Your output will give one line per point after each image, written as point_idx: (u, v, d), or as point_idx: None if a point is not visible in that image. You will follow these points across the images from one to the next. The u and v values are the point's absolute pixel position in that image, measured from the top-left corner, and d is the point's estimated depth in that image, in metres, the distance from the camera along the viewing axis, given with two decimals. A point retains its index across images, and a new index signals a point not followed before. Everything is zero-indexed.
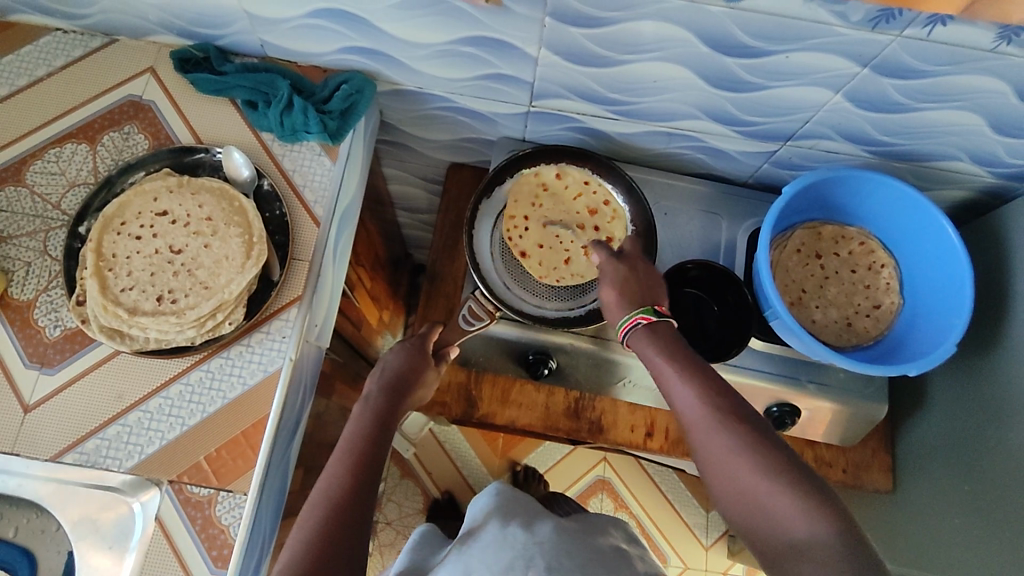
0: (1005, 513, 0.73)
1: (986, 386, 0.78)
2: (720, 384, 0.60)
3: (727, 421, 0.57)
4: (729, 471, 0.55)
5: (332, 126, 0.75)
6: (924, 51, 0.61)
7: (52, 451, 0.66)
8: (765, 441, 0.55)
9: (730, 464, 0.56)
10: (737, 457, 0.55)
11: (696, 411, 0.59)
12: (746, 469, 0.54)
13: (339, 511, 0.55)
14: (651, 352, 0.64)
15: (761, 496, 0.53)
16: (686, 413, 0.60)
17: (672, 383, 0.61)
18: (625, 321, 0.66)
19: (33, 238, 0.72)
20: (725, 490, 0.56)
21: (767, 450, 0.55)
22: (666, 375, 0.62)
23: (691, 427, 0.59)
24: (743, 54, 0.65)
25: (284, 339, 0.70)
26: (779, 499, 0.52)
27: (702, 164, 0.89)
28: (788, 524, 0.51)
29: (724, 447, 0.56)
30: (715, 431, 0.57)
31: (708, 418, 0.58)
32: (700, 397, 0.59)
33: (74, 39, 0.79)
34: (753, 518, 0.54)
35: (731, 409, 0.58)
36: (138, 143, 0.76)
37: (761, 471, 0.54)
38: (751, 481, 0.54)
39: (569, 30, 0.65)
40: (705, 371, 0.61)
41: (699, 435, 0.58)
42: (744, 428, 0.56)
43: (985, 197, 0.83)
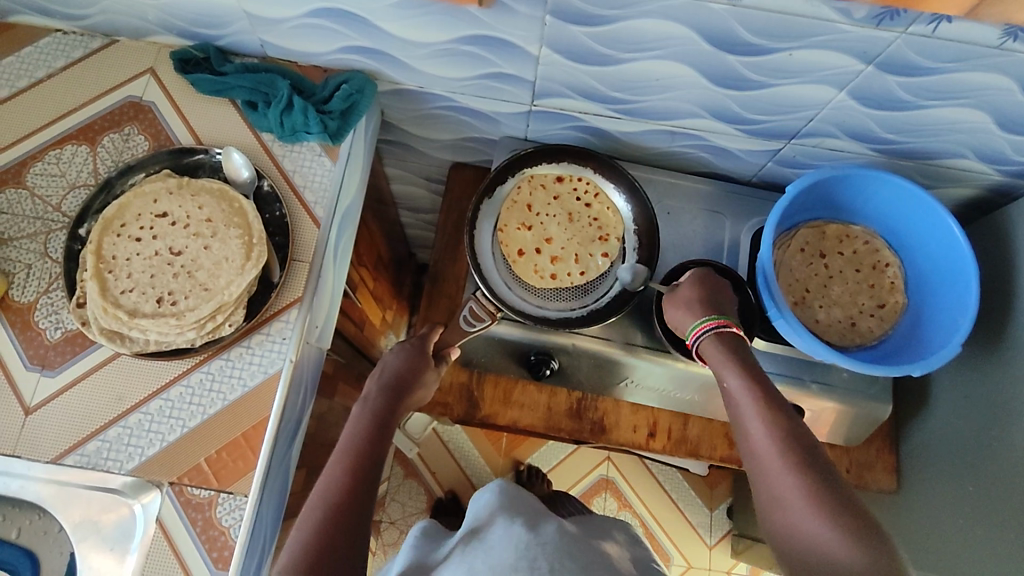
0: (1011, 515, 0.72)
1: (992, 386, 0.77)
2: (791, 419, 0.59)
3: (800, 464, 0.56)
4: (794, 516, 0.54)
5: (332, 126, 0.75)
6: (929, 48, 0.60)
7: (53, 452, 0.66)
8: (835, 489, 0.54)
9: (795, 506, 0.54)
10: (805, 503, 0.54)
11: (764, 443, 0.58)
12: (812, 518, 0.53)
13: (338, 513, 0.54)
14: (728, 376, 0.62)
15: (825, 546, 0.52)
16: (754, 444, 0.59)
17: (744, 411, 0.60)
18: (699, 326, 0.66)
19: (34, 241, 0.72)
20: (785, 535, 0.55)
21: (835, 499, 0.54)
22: (741, 403, 0.61)
23: (756, 464, 0.58)
24: (745, 52, 0.65)
25: (284, 340, 0.70)
26: (842, 549, 0.51)
27: (705, 163, 0.88)
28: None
29: (793, 489, 0.55)
30: (785, 470, 0.56)
31: (780, 461, 0.56)
32: (770, 427, 0.58)
33: (74, 40, 0.78)
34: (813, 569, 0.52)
35: (795, 443, 0.57)
36: (138, 145, 0.76)
37: (827, 520, 0.52)
38: (814, 529, 0.53)
39: (569, 28, 0.65)
40: (778, 404, 0.60)
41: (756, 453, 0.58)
42: (802, 453, 0.56)
43: (992, 195, 0.82)
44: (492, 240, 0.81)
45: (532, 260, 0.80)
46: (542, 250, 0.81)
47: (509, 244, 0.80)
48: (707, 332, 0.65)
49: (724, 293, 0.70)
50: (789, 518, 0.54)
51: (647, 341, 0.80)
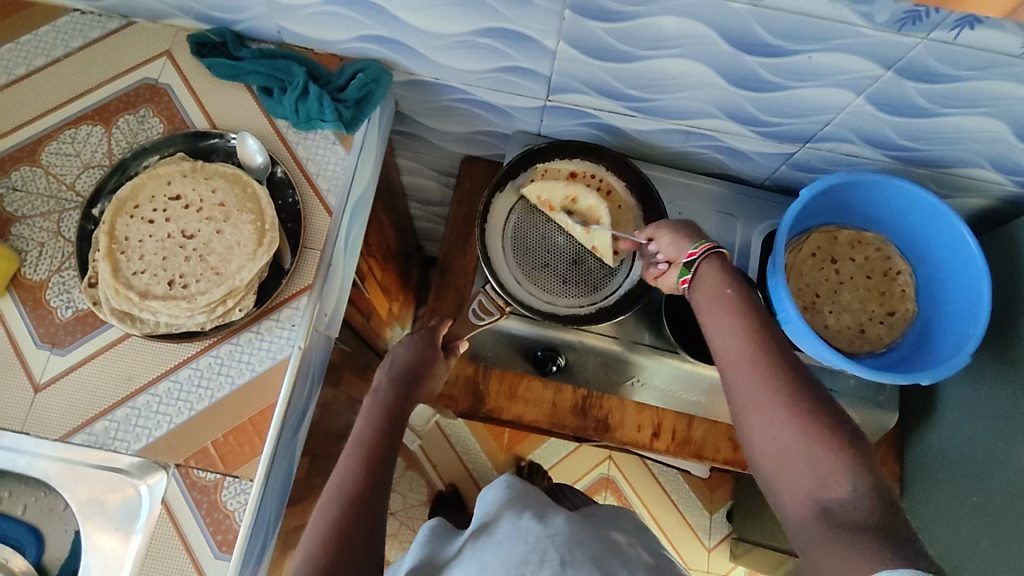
0: (1015, 527, 0.72)
1: (1000, 397, 0.77)
2: (773, 329, 0.56)
3: (781, 374, 0.53)
4: (770, 425, 0.52)
5: (347, 115, 0.75)
6: (951, 55, 0.59)
7: (61, 430, 0.66)
8: (815, 398, 0.52)
9: (772, 416, 0.52)
10: (783, 415, 0.51)
11: (745, 356, 0.55)
12: (791, 429, 0.51)
13: (353, 503, 0.55)
14: (716, 292, 0.59)
15: (805, 456, 0.50)
16: (733, 355, 0.56)
17: (725, 323, 0.57)
18: (700, 246, 0.62)
19: (47, 219, 0.72)
20: (764, 447, 0.52)
21: (814, 407, 0.51)
22: (722, 316, 0.58)
23: (733, 375, 0.55)
24: (765, 53, 0.64)
25: (294, 327, 0.70)
26: (821, 459, 0.49)
27: (718, 164, 0.88)
28: (826, 488, 0.49)
29: (772, 402, 0.52)
30: (765, 382, 0.53)
31: (761, 374, 0.53)
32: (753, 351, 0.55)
33: (92, 20, 0.79)
34: (790, 478, 0.51)
35: (784, 370, 0.53)
36: (153, 127, 0.76)
37: (806, 430, 0.50)
38: (792, 440, 0.51)
39: (588, 24, 0.65)
40: (762, 317, 0.57)
41: (739, 382, 0.55)
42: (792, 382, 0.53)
43: (1005, 205, 0.82)
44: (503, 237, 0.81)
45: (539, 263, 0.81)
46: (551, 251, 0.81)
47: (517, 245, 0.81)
48: (704, 254, 0.61)
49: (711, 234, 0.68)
50: (766, 427, 0.52)
51: (653, 340, 0.81)
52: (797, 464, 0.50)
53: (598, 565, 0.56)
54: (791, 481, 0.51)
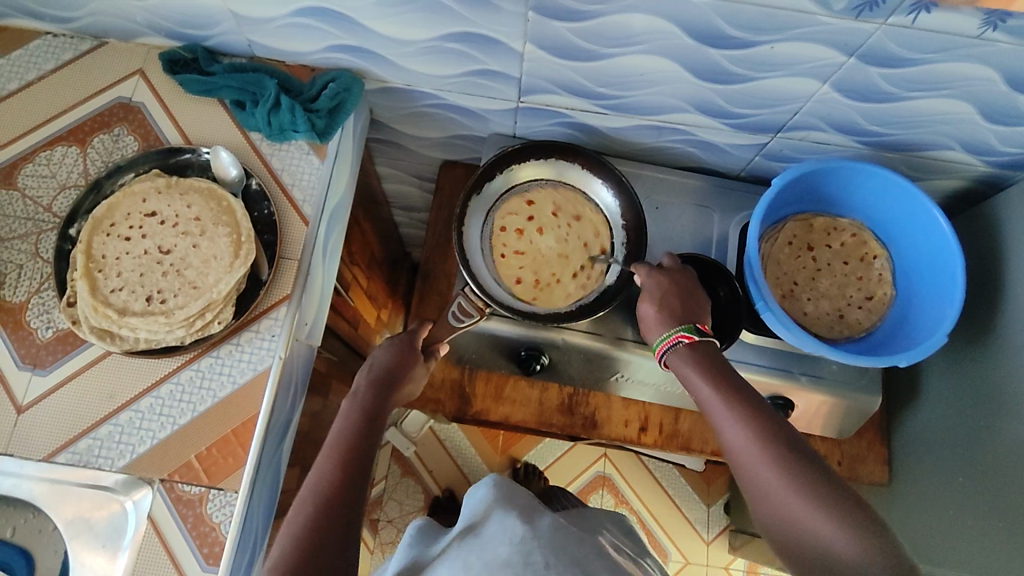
0: (1000, 506, 0.73)
1: (982, 377, 0.78)
2: (761, 409, 0.60)
3: (773, 451, 0.57)
4: (777, 504, 0.56)
5: (319, 125, 0.75)
6: (910, 39, 0.60)
7: (45, 450, 0.66)
8: (814, 470, 0.56)
9: (778, 497, 0.56)
10: (786, 493, 0.55)
11: (738, 438, 0.59)
12: (805, 512, 0.54)
13: (329, 504, 0.55)
14: (693, 377, 0.64)
15: (814, 530, 0.53)
16: (728, 439, 0.60)
17: (714, 410, 0.61)
18: (664, 341, 0.67)
19: (25, 241, 0.73)
20: (774, 524, 0.56)
21: (813, 477, 0.55)
22: (709, 403, 0.62)
23: (735, 451, 0.59)
24: (728, 45, 0.65)
25: (274, 337, 0.71)
26: (830, 531, 0.52)
27: (693, 157, 0.88)
28: (839, 557, 0.52)
29: (775, 482, 0.56)
30: (763, 460, 0.57)
31: (766, 460, 0.57)
32: (744, 425, 0.59)
33: (64, 42, 0.79)
34: (804, 551, 0.54)
35: (774, 439, 0.58)
36: (128, 145, 0.76)
37: (810, 504, 0.54)
38: (798, 515, 0.54)
39: (553, 24, 0.65)
40: (748, 399, 0.61)
41: (743, 461, 0.58)
42: (783, 452, 0.57)
43: (979, 185, 0.83)
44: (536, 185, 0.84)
45: (516, 219, 0.83)
46: (542, 229, 0.83)
47: (533, 195, 0.84)
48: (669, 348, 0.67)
49: (692, 297, 0.70)
50: (772, 505, 0.56)
51: (637, 335, 0.81)
52: (809, 539, 0.54)
53: (581, 568, 0.57)
54: (805, 555, 0.54)
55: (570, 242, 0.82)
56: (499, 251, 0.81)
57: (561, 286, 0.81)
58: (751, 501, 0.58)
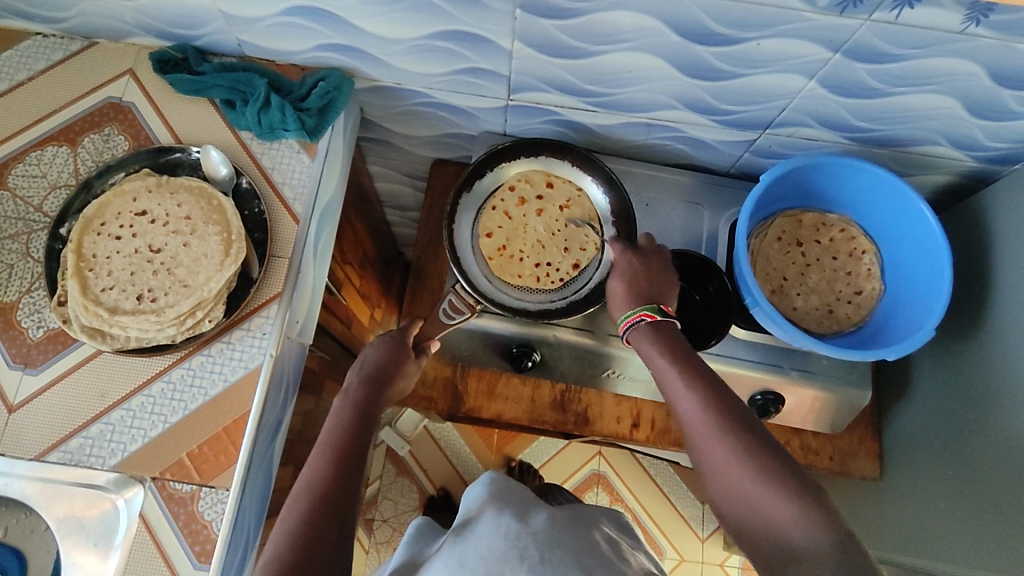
0: (990, 500, 0.73)
1: (971, 371, 0.78)
2: (717, 388, 0.62)
3: (726, 428, 0.58)
4: (728, 479, 0.57)
5: (309, 123, 0.76)
6: (894, 35, 0.61)
7: (37, 450, 0.67)
8: (765, 448, 0.57)
9: (730, 472, 0.57)
10: (736, 468, 0.57)
11: (694, 415, 0.60)
12: (756, 488, 0.55)
13: (321, 502, 0.55)
14: (654, 356, 0.65)
15: (761, 505, 0.55)
16: (684, 416, 0.61)
17: (671, 387, 0.63)
18: (627, 319, 0.69)
19: (15, 241, 0.73)
20: (725, 498, 0.58)
21: (761, 453, 0.57)
22: (666, 380, 0.63)
23: (691, 428, 0.61)
24: (715, 42, 0.65)
25: (265, 335, 0.71)
26: (777, 504, 0.54)
27: (683, 154, 0.89)
28: (783, 530, 0.53)
29: (727, 458, 0.57)
30: (716, 437, 0.58)
31: (720, 438, 0.58)
32: (699, 402, 0.61)
33: (54, 42, 0.79)
34: (751, 524, 0.55)
35: (727, 416, 0.59)
36: (118, 145, 0.77)
37: (760, 480, 0.55)
38: (748, 490, 0.56)
39: (541, 22, 0.65)
40: (705, 377, 0.62)
41: (697, 435, 0.60)
42: (735, 428, 0.58)
43: (967, 180, 0.83)
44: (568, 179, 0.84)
45: (519, 201, 0.83)
46: (546, 211, 0.83)
47: (557, 182, 0.84)
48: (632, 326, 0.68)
49: (660, 280, 0.71)
50: (723, 479, 0.58)
51: None
52: (754, 511, 0.55)
53: (579, 563, 0.57)
54: (751, 528, 0.55)
55: (557, 236, 0.82)
56: (492, 204, 0.83)
57: (520, 264, 0.80)
58: (705, 480, 0.60)
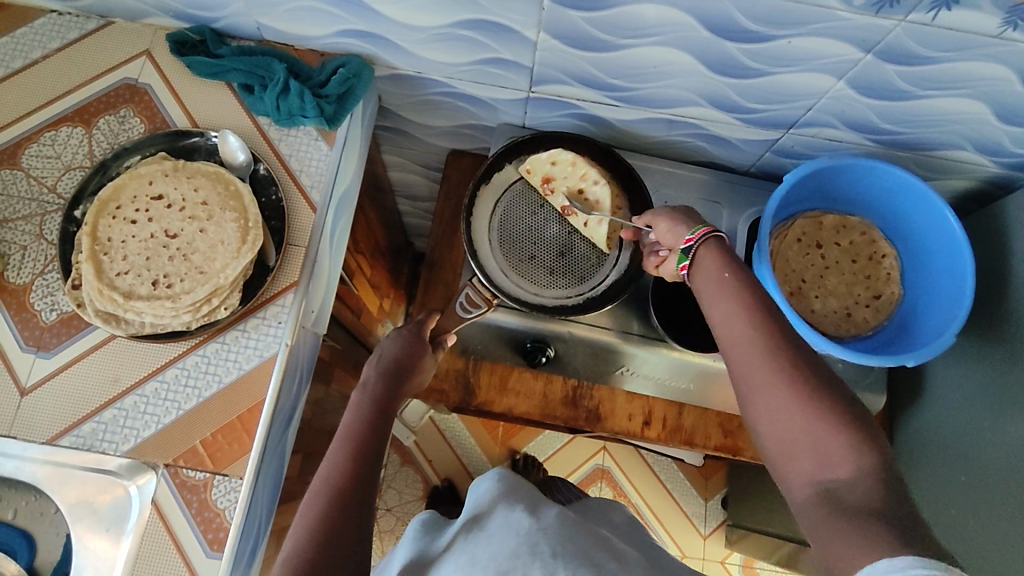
0: (1000, 509, 0.73)
1: (987, 378, 0.78)
2: (777, 313, 0.54)
3: (787, 357, 0.51)
4: (782, 418, 0.49)
5: (328, 110, 0.74)
6: (929, 37, 0.60)
7: (49, 433, 0.66)
8: (827, 385, 0.50)
9: (788, 412, 0.49)
10: (790, 405, 0.49)
11: (751, 341, 0.52)
12: (816, 428, 0.48)
13: (341, 497, 0.55)
14: (721, 275, 0.56)
15: (815, 447, 0.48)
16: (734, 339, 0.53)
17: (725, 306, 0.55)
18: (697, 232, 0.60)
19: (29, 222, 0.72)
20: (771, 434, 0.50)
21: (825, 393, 0.49)
22: (724, 297, 0.55)
23: (743, 357, 0.52)
24: (745, 39, 0.64)
25: (280, 324, 0.70)
26: (831, 446, 0.47)
27: (703, 152, 0.88)
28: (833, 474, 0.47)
29: (782, 391, 0.50)
30: (774, 365, 0.51)
31: (781, 370, 0.50)
32: (759, 329, 0.52)
33: (70, 21, 0.78)
34: (796, 463, 0.49)
35: (790, 348, 0.51)
36: (134, 127, 0.76)
37: (822, 424, 0.48)
38: (805, 433, 0.48)
39: (568, 13, 0.64)
40: (766, 302, 0.54)
41: (749, 365, 0.52)
42: (798, 363, 0.50)
43: (989, 186, 0.83)
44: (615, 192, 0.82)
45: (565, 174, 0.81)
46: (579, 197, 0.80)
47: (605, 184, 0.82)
48: (702, 239, 0.59)
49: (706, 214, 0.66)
50: (777, 413, 0.50)
51: (643, 329, 0.80)
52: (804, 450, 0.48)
53: (591, 561, 0.56)
54: (797, 469, 0.49)
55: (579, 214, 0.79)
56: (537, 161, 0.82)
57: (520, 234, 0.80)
58: (750, 413, 0.52)
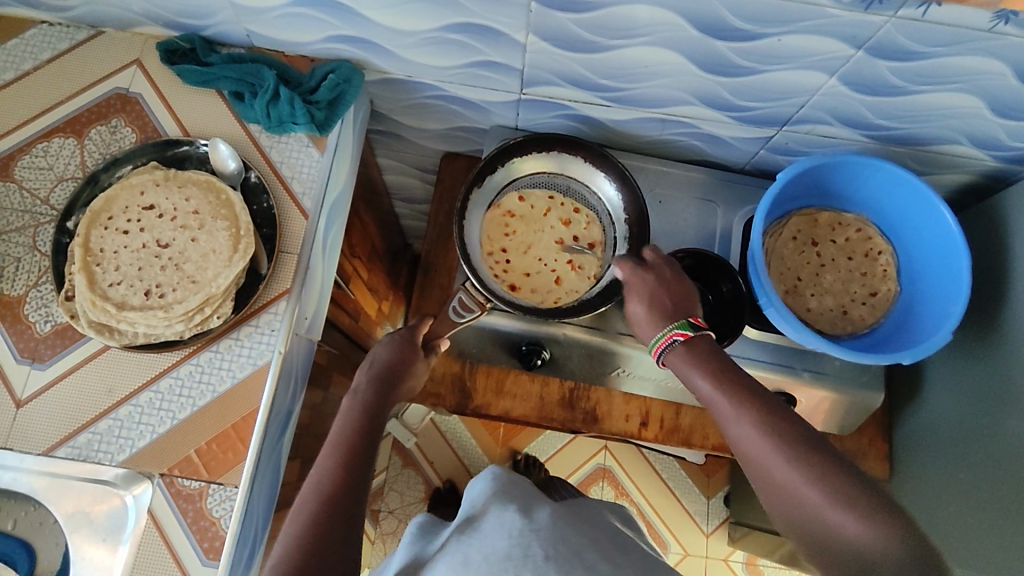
0: (1001, 506, 0.73)
1: (985, 373, 0.77)
2: (762, 394, 0.60)
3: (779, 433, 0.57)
4: (790, 490, 0.54)
5: (319, 117, 0.74)
6: (921, 32, 0.59)
7: (44, 445, 0.67)
8: (818, 450, 0.55)
9: (793, 484, 0.54)
10: (793, 476, 0.54)
11: (744, 428, 0.58)
12: (820, 495, 0.53)
13: (330, 504, 0.55)
14: (697, 374, 0.63)
15: (823, 514, 0.52)
16: (733, 430, 0.60)
17: (720, 399, 0.61)
18: (659, 340, 0.67)
19: (22, 234, 0.72)
20: (788, 509, 0.55)
21: (819, 458, 0.55)
22: (713, 396, 0.62)
23: (743, 441, 0.58)
24: (734, 37, 0.64)
25: (273, 332, 0.70)
26: (834, 506, 0.52)
27: (697, 150, 0.87)
28: (846, 534, 0.51)
29: (785, 467, 0.55)
30: (769, 448, 0.57)
31: (774, 450, 0.56)
32: (746, 413, 0.59)
33: (60, 31, 0.78)
34: (812, 532, 0.53)
35: (777, 424, 0.58)
36: (126, 137, 0.76)
37: (827, 489, 0.53)
38: (817, 501, 0.53)
39: (556, 15, 0.64)
40: (750, 389, 0.61)
41: (749, 449, 0.58)
42: (786, 435, 0.57)
43: (987, 180, 0.82)
44: (608, 193, 0.82)
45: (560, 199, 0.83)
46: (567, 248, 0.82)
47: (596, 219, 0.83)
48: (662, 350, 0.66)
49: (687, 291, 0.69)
50: (787, 487, 0.55)
51: None
52: (813, 519, 0.53)
53: (582, 561, 0.56)
54: (819, 540, 0.53)
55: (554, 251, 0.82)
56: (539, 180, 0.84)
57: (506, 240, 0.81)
58: (763, 492, 0.57)
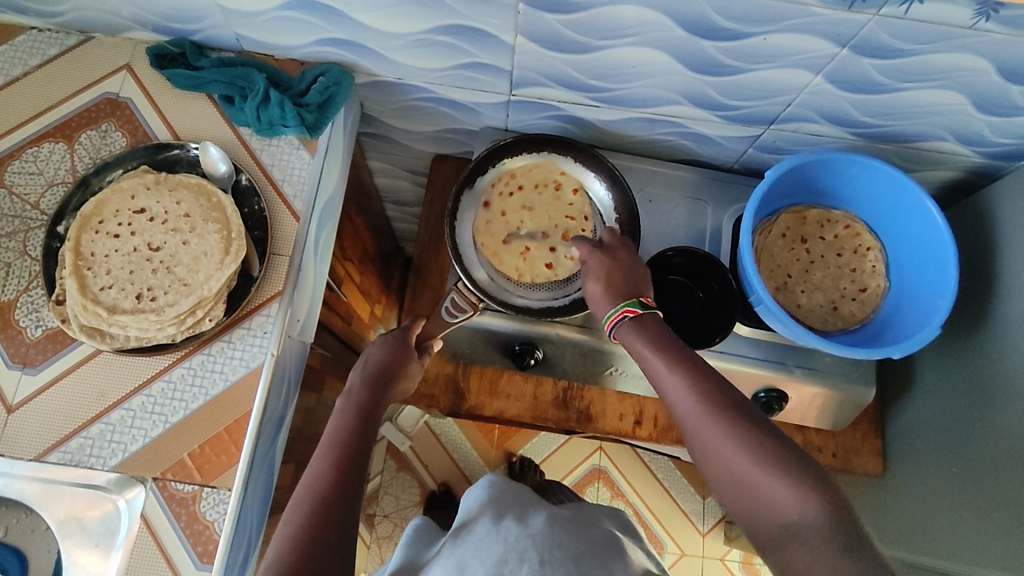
0: (991, 499, 0.73)
1: (974, 367, 0.78)
2: (708, 372, 0.61)
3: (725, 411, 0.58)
4: (731, 466, 0.56)
5: (309, 119, 0.75)
6: (903, 30, 0.60)
7: (37, 449, 0.66)
8: (760, 429, 0.57)
9: (736, 463, 0.56)
10: (736, 454, 0.56)
11: (688, 403, 0.59)
12: (760, 474, 0.54)
13: (324, 505, 0.55)
14: (644, 350, 0.63)
15: (761, 491, 0.54)
16: (677, 405, 0.60)
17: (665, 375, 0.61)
18: (610, 317, 0.66)
19: (12, 239, 0.72)
20: (728, 485, 0.57)
21: (761, 438, 0.56)
22: (658, 371, 0.62)
23: (688, 417, 0.59)
24: (720, 36, 0.64)
25: (266, 334, 0.70)
26: (774, 484, 0.54)
27: (687, 150, 0.88)
28: (784, 512, 0.53)
29: (727, 444, 0.56)
30: (713, 425, 0.57)
31: (718, 427, 0.57)
32: (692, 391, 0.59)
33: (49, 37, 0.78)
34: (751, 510, 0.55)
35: (721, 401, 0.58)
36: (116, 141, 0.76)
37: (767, 468, 0.54)
38: (756, 478, 0.54)
39: (544, 16, 0.65)
40: (695, 362, 0.61)
41: (693, 424, 0.59)
42: (729, 414, 0.58)
43: (972, 176, 0.83)
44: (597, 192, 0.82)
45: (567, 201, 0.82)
46: (558, 245, 0.81)
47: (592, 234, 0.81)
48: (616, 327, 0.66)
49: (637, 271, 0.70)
50: (727, 464, 0.56)
51: None
52: (752, 494, 0.55)
53: (578, 564, 0.57)
54: (755, 516, 0.55)
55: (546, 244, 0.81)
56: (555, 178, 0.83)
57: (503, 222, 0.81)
58: (706, 468, 0.59)
